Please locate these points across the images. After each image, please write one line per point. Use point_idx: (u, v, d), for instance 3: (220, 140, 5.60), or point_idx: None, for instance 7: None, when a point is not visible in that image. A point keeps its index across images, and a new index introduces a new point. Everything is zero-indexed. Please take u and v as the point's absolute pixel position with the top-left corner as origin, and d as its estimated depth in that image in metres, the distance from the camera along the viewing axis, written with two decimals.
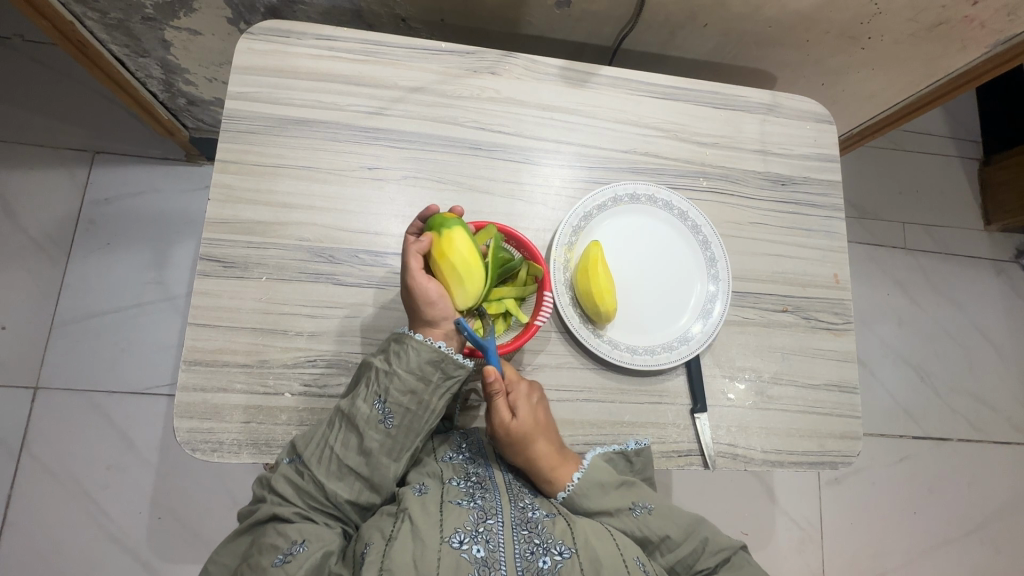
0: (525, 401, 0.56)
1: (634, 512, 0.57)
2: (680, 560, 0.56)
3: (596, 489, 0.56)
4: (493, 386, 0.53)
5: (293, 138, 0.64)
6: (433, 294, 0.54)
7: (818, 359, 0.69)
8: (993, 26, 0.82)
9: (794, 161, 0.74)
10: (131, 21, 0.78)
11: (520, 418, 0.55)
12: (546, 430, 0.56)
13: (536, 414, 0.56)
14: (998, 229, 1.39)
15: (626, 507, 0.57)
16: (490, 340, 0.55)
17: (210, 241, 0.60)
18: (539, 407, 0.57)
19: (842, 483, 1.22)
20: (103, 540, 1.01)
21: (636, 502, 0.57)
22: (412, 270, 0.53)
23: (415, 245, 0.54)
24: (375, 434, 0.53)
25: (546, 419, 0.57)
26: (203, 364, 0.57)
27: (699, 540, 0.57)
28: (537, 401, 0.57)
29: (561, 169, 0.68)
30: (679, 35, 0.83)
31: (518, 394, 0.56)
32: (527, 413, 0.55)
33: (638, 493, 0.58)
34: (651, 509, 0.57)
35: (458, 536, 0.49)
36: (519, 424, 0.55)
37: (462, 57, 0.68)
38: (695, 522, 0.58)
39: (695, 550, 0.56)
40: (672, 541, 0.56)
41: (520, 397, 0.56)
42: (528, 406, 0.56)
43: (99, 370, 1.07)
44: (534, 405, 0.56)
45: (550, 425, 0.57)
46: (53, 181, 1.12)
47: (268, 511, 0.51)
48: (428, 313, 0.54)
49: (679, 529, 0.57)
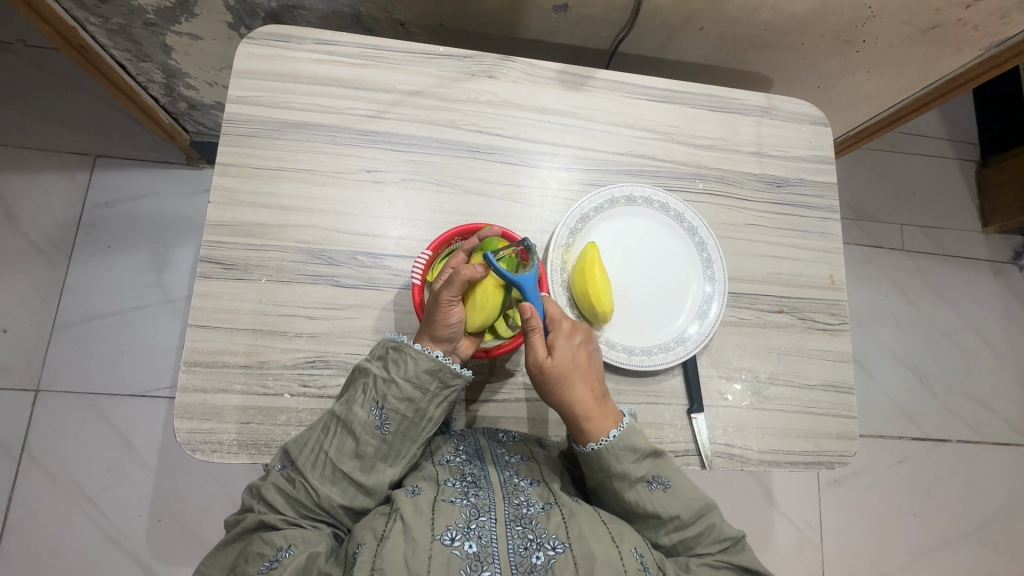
0: (565, 341, 0.57)
1: (651, 485, 0.56)
2: (682, 541, 0.56)
3: (624, 453, 0.56)
4: (530, 324, 0.54)
5: (293, 141, 0.65)
6: (454, 319, 0.54)
7: (814, 359, 0.69)
8: (987, 29, 0.82)
9: (789, 163, 0.75)
10: (132, 25, 0.79)
11: (557, 357, 0.56)
12: (584, 373, 0.57)
13: (575, 356, 0.57)
14: (996, 230, 1.39)
15: (645, 479, 0.56)
16: (525, 276, 0.55)
17: (210, 243, 0.61)
18: (579, 350, 0.58)
19: (840, 485, 1.22)
20: (101, 542, 1.01)
21: (656, 476, 0.57)
22: (452, 296, 0.53)
23: (469, 271, 0.53)
24: (371, 440, 0.54)
25: (586, 363, 0.58)
26: (203, 365, 0.58)
27: (705, 525, 0.57)
28: (576, 343, 0.58)
29: (559, 171, 0.69)
30: (676, 39, 0.84)
31: (558, 334, 0.57)
32: (564, 353, 0.56)
33: (661, 467, 0.57)
34: (668, 486, 0.57)
35: (450, 533, 0.50)
36: (554, 362, 0.55)
37: (461, 61, 0.69)
38: (705, 507, 0.57)
39: (699, 535, 0.56)
40: (680, 521, 0.56)
41: (560, 337, 0.57)
42: (567, 346, 0.57)
43: (99, 373, 1.07)
44: (573, 347, 0.57)
45: (589, 368, 0.58)
46: (53, 184, 1.13)
47: (255, 520, 0.51)
48: (446, 332, 0.54)
49: (691, 510, 0.56)
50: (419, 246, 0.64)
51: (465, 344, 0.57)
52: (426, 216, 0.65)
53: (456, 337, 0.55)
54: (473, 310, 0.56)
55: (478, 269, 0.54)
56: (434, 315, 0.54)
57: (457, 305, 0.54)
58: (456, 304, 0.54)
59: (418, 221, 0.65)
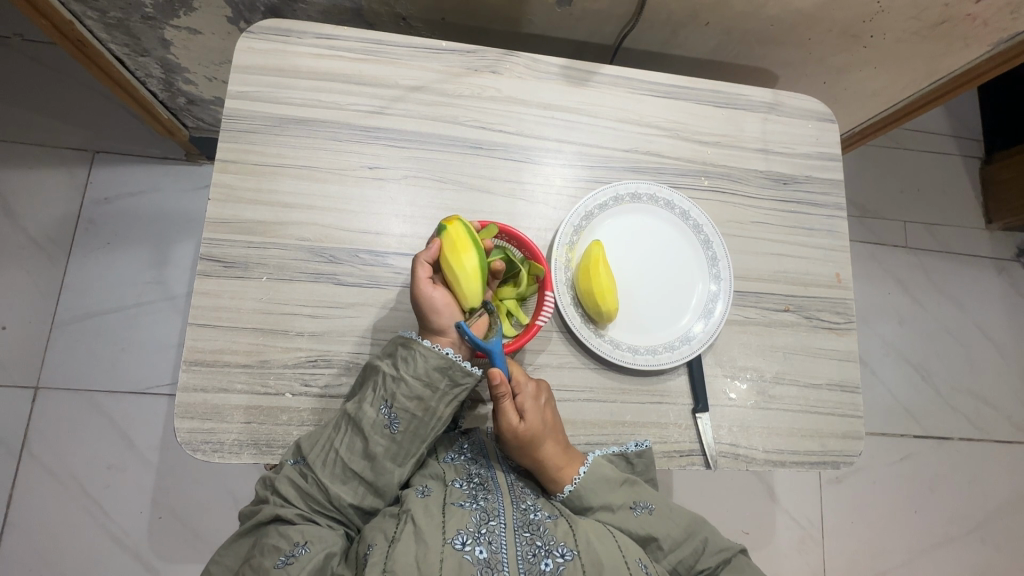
0: (533, 403, 0.55)
1: (635, 510, 0.56)
2: (681, 561, 0.56)
3: (599, 486, 0.56)
4: (499, 389, 0.54)
5: (293, 137, 0.64)
6: (439, 300, 0.55)
7: (820, 358, 0.68)
8: (996, 24, 0.82)
9: (796, 160, 0.74)
10: (130, 20, 0.78)
11: (528, 420, 0.55)
12: (553, 431, 0.56)
13: (544, 416, 0.56)
14: (1000, 228, 1.39)
15: (627, 505, 0.56)
16: (494, 343, 0.55)
17: (210, 241, 0.60)
18: (547, 407, 0.57)
19: (843, 482, 1.22)
20: (103, 541, 1.01)
21: (638, 501, 0.57)
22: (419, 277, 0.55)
23: (426, 254, 0.56)
24: (380, 439, 0.53)
25: (553, 419, 0.57)
26: (203, 364, 0.57)
27: (700, 540, 0.56)
28: (544, 402, 0.57)
29: (563, 168, 0.68)
30: (680, 34, 0.83)
31: (526, 396, 0.55)
32: (533, 416, 0.55)
33: (640, 492, 0.57)
34: (652, 509, 0.57)
35: (461, 537, 0.49)
36: (526, 426, 0.55)
37: (463, 56, 0.68)
38: (694, 522, 0.57)
39: (696, 551, 0.56)
40: (673, 541, 0.56)
41: (527, 398, 0.55)
42: (536, 408, 0.55)
43: (100, 370, 1.07)
44: (540, 406, 0.56)
45: (558, 425, 0.57)
46: (52, 180, 1.12)
47: (270, 513, 0.51)
48: (429, 320, 0.55)
49: (678, 529, 0.56)
50: (421, 243, 0.64)
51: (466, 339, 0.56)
52: (428, 214, 0.64)
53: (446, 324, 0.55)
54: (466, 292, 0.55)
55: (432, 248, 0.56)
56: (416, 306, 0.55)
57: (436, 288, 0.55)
58: (434, 290, 0.55)
59: (420, 219, 0.64)
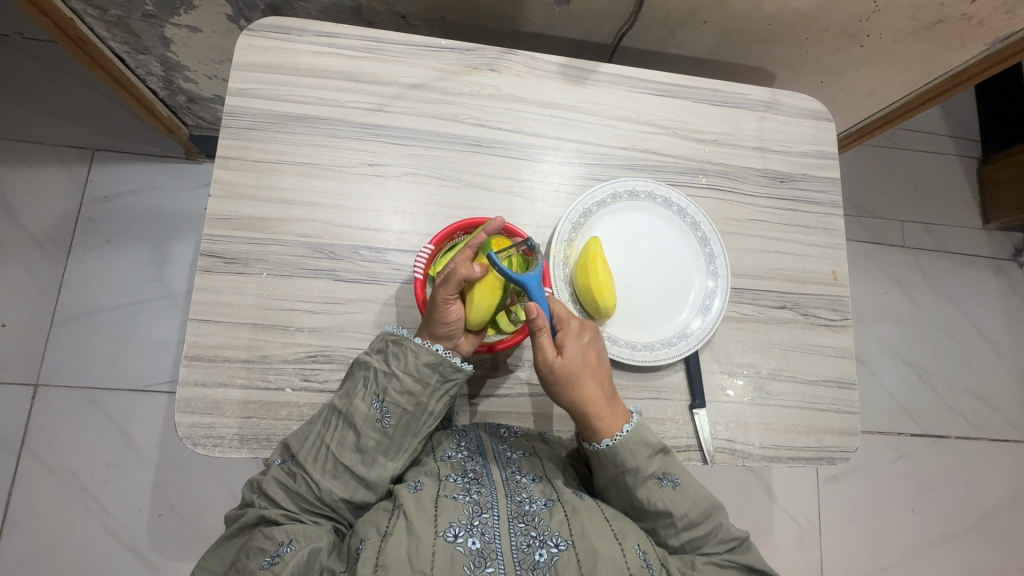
0: (574, 340, 0.57)
1: (661, 482, 0.56)
2: (691, 540, 0.56)
3: (636, 448, 0.56)
4: (537, 323, 0.54)
5: (293, 135, 0.64)
6: (453, 316, 0.54)
7: (817, 355, 0.69)
8: (992, 25, 0.82)
9: (793, 159, 0.75)
10: (131, 17, 0.78)
11: (567, 356, 0.56)
12: (593, 371, 0.57)
13: (584, 355, 0.57)
14: (997, 227, 1.39)
15: (656, 475, 0.56)
16: (532, 275, 0.55)
17: (210, 237, 0.61)
18: (588, 349, 0.58)
19: (841, 480, 1.22)
20: (102, 538, 1.01)
21: (666, 473, 0.57)
22: (448, 290, 0.52)
23: (466, 271, 0.52)
24: (372, 433, 0.53)
25: (596, 360, 0.58)
26: (204, 359, 0.58)
27: (714, 525, 0.56)
28: (586, 341, 0.58)
29: (562, 165, 0.68)
30: (679, 33, 0.84)
31: (567, 332, 0.57)
32: (573, 351, 0.57)
33: (670, 464, 0.58)
34: (677, 484, 0.57)
35: (453, 530, 0.49)
36: (565, 361, 0.56)
37: (463, 54, 0.69)
38: (714, 506, 0.57)
39: (708, 534, 0.56)
40: (689, 520, 0.56)
41: (569, 335, 0.57)
42: (576, 345, 0.57)
43: (100, 367, 1.07)
44: (582, 345, 0.58)
45: (598, 367, 0.58)
46: (53, 177, 1.12)
47: (255, 515, 0.51)
48: (440, 327, 0.54)
49: (698, 509, 0.56)
50: (421, 240, 0.64)
51: (466, 341, 0.56)
52: (428, 211, 0.65)
53: (455, 333, 0.55)
54: (473, 306, 0.54)
55: (476, 267, 0.53)
56: (432, 312, 0.53)
57: (455, 301, 0.53)
58: (454, 302, 0.53)
59: (420, 216, 0.65)
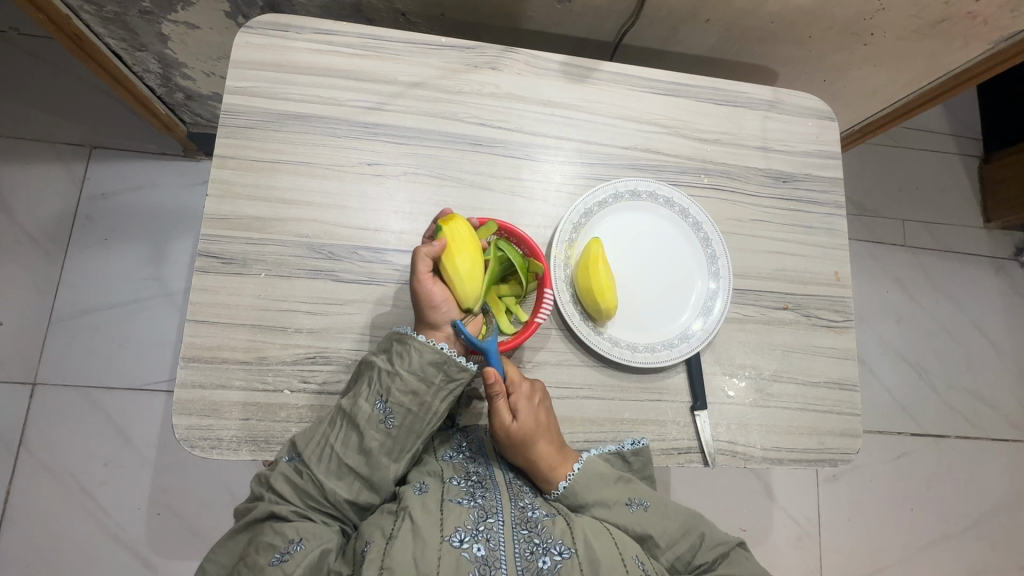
0: (526, 403, 0.56)
1: (631, 507, 0.56)
2: (679, 557, 0.56)
3: (592, 482, 0.56)
4: (493, 388, 0.54)
5: (292, 133, 0.63)
6: (437, 295, 0.55)
7: (818, 357, 0.69)
8: (996, 23, 0.81)
9: (796, 158, 0.74)
10: (128, 14, 0.77)
11: (520, 421, 0.55)
12: (547, 432, 0.56)
13: (538, 417, 0.56)
14: (998, 227, 1.39)
15: (623, 501, 0.56)
16: (489, 341, 0.55)
17: (208, 236, 0.60)
18: (541, 408, 0.57)
19: (841, 479, 1.22)
20: (101, 537, 1.01)
21: (634, 498, 0.57)
22: (420, 273, 0.54)
23: (427, 249, 0.55)
24: (375, 433, 0.53)
25: (549, 420, 0.57)
26: (202, 360, 0.57)
27: (697, 536, 0.56)
28: (538, 403, 0.57)
29: (563, 165, 0.68)
30: (680, 32, 0.83)
31: (518, 397, 0.56)
32: (527, 416, 0.55)
33: (637, 489, 0.57)
34: (648, 505, 0.57)
35: (459, 535, 0.49)
36: (519, 427, 0.55)
37: (463, 52, 0.68)
38: (692, 518, 0.57)
39: (693, 546, 0.56)
40: (670, 537, 0.56)
41: (521, 400, 0.56)
42: (529, 408, 0.56)
43: (99, 366, 1.07)
44: (535, 406, 0.56)
45: (552, 426, 0.57)
46: (50, 175, 1.12)
47: (265, 510, 0.51)
48: (429, 313, 0.55)
49: (676, 525, 0.56)
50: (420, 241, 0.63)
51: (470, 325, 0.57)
52: (428, 211, 0.64)
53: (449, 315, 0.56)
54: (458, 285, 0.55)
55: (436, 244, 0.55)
56: (418, 300, 0.55)
57: (434, 282, 0.55)
58: (434, 284, 0.55)
59: (419, 216, 0.64)
